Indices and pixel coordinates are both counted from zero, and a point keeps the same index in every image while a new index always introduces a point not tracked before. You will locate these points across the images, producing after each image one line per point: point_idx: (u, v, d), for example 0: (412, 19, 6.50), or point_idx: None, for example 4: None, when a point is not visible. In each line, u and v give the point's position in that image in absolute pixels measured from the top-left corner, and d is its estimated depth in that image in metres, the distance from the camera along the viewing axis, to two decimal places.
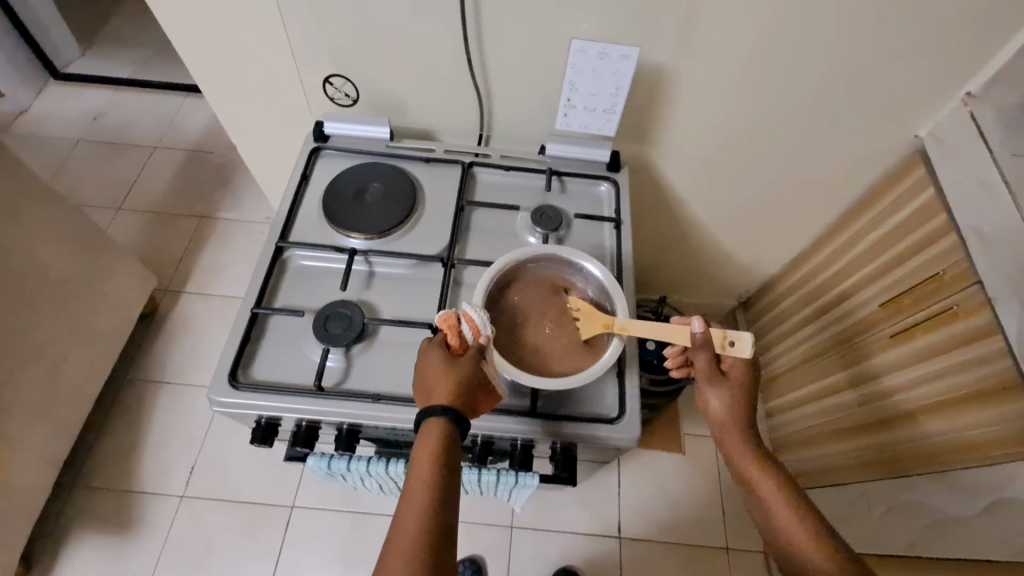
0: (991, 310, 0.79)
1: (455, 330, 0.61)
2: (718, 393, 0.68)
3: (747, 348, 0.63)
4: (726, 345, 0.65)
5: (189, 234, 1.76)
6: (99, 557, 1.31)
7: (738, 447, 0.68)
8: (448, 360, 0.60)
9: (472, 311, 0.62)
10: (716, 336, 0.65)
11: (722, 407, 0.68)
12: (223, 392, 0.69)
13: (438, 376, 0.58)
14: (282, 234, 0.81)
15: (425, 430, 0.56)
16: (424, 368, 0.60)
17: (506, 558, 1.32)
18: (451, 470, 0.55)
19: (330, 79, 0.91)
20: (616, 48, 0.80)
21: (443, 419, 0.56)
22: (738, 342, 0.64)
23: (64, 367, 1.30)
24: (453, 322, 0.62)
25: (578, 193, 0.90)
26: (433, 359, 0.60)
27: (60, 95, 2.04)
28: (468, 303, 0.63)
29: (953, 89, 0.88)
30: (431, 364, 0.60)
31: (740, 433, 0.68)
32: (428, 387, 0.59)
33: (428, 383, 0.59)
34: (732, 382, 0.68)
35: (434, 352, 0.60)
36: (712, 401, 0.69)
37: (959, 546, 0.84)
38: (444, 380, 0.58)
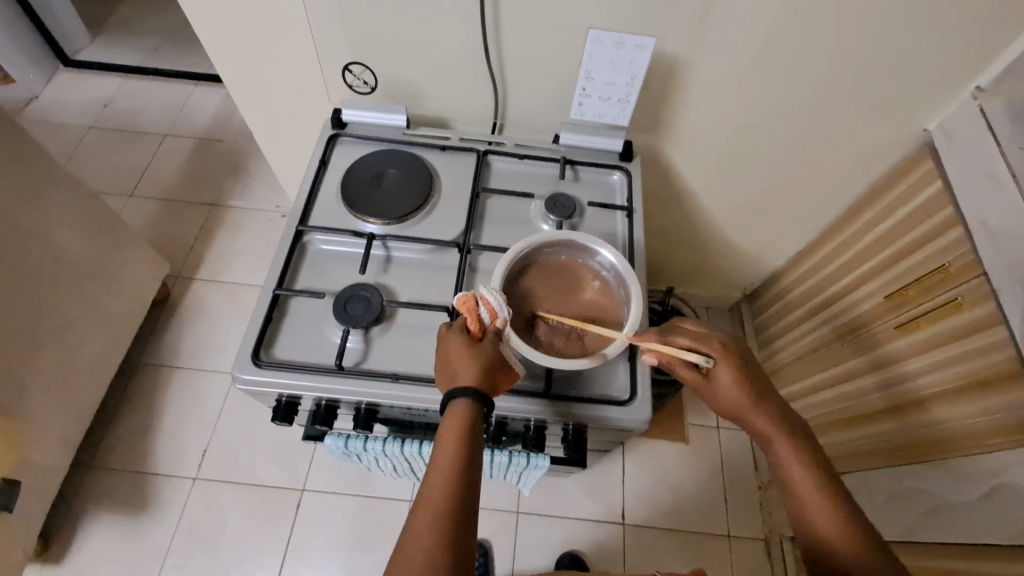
0: (994, 301, 0.81)
1: (473, 314, 0.62)
2: (729, 377, 0.65)
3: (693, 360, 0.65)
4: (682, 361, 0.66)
5: (200, 222, 1.78)
6: (113, 535, 1.34)
7: (767, 426, 0.65)
8: (470, 344, 0.61)
9: (490, 295, 0.63)
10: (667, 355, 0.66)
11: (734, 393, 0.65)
12: (246, 369, 0.71)
13: (462, 361, 0.60)
14: (301, 218, 0.83)
15: (450, 411, 0.58)
16: (445, 352, 0.62)
17: (513, 542, 1.34)
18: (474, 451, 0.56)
19: (348, 68, 0.92)
20: (633, 38, 0.81)
21: (469, 400, 0.58)
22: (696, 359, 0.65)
23: (80, 350, 1.33)
24: (471, 305, 0.62)
25: (591, 182, 0.92)
26: (454, 343, 0.61)
27: (71, 82, 2.05)
28: (486, 285, 0.64)
29: (963, 84, 0.89)
30: (454, 346, 0.61)
31: (764, 413, 0.65)
32: (454, 371, 0.60)
33: (454, 368, 0.60)
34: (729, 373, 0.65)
35: (455, 338, 0.62)
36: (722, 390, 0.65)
37: (958, 530, 0.86)
38: (470, 364, 0.60)
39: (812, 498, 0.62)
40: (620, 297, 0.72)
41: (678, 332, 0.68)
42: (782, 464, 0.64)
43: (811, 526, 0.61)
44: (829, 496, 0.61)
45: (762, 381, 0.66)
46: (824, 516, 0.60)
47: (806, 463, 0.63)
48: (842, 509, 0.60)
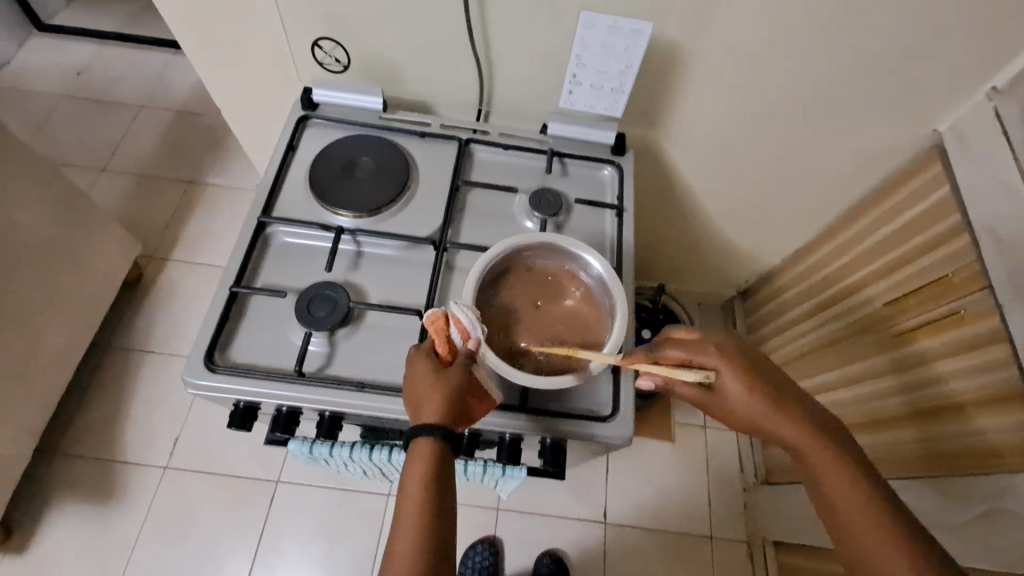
0: (999, 317, 0.77)
1: (442, 334, 0.58)
2: (736, 380, 0.58)
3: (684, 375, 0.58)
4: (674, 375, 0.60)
5: (176, 200, 1.70)
6: (81, 525, 1.30)
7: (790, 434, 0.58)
8: (437, 371, 0.56)
9: (461, 312, 0.58)
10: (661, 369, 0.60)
11: (742, 391, 0.58)
12: (199, 373, 0.66)
13: (425, 390, 0.55)
14: (265, 208, 0.77)
15: (414, 451, 0.53)
16: (411, 378, 0.57)
17: (492, 539, 1.32)
18: (444, 494, 0.52)
19: (319, 43, 0.85)
20: (629, 22, 0.75)
21: (432, 440, 0.53)
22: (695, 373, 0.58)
23: (44, 333, 1.26)
24: (440, 325, 0.58)
25: (580, 177, 0.86)
26: (421, 369, 0.56)
27: (42, 47, 1.95)
28: (456, 300, 0.59)
29: (978, 83, 0.84)
30: (419, 374, 0.56)
31: (778, 412, 0.58)
32: (417, 402, 0.55)
33: (418, 400, 0.55)
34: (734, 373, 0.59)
35: (422, 362, 0.57)
36: (730, 389, 0.59)
37: (945, 549, 0.83)
38: (433, 394, 0.55)
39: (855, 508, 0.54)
40: (604, 306, 0.67)
41: (667, 349, 0.61)
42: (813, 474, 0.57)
43: (853, 536, 0.54)
44: (863, 499, 0.55)
45: (769, 376, 0.59)
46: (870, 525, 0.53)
47: (845, 467, 0.56)
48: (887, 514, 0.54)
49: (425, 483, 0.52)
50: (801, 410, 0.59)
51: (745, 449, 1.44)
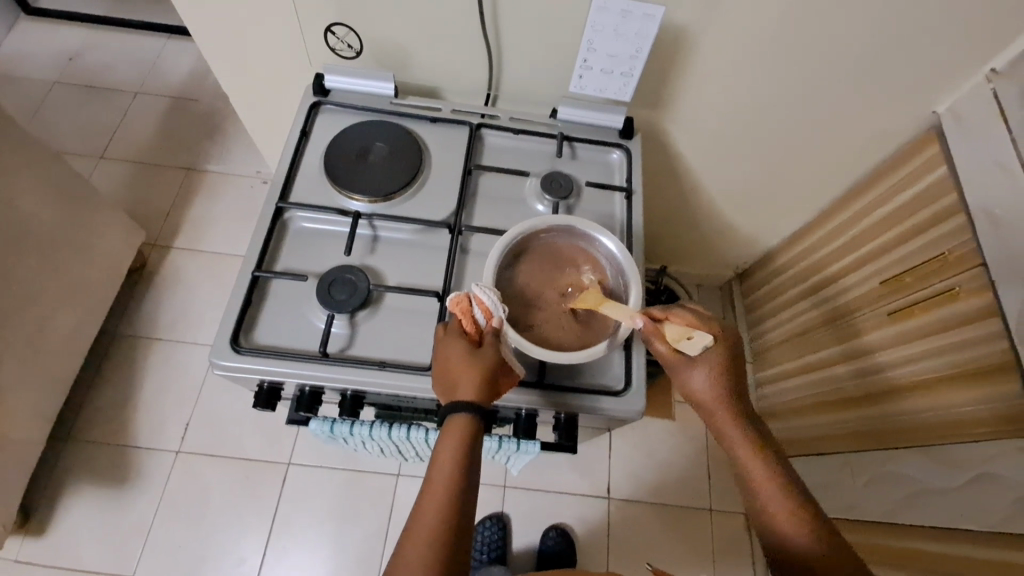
0: (992, 293, 0.80)
1: (468, 316, 0.60)
2: (705, 368, 0.61)
3: (696, 346, 0.59)
4: (681, 340, 0.60)
5: (176, 188, 1.70)
6: (96, 508, 1.32)
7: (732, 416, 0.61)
8: (468, 351, 0.59)
9: (484, 294, 0.59)
10: (673, 333, 0.60)
11: (705, 377, 0.61)
12: (224, 355, 0.68)
13: (461, 372, 0.58)
14: (282, 194, 0.78)
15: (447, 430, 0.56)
16: (445, 357, 0.59)
17: (500, 514, 1.36)
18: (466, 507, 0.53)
19: (331, 29, 0.85)
20: (640, 6, 0.75)
21: (463, 434, 0.55)
22: (697, 339, 0.59)
23: (53, 321, 1.27)
24: (465, 307, 0.60)
25: (589, 160, 0.88)
26: (453, 349, 0.59)
27: (33, 32, 1.91)
28: (480, 283, 0.60)
29: (978, 65, 0.86)
30: (453, 354, 0.59)
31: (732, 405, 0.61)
32: (453, 383, 0.58)
33: (454, 380, 0.58)
34: (710, 359, 0.61)
35: (453, 342, 0.60)
36: (694, 374, 0.61)
37: (935, 513, 0.88)
38: (468, 374, 0.57)
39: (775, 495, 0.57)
40: (618, 287, 0.69)
41: (677, 310, 0.62)
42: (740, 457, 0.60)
43: (774, 528, 0.57)
44: (790, 494, 0.58)
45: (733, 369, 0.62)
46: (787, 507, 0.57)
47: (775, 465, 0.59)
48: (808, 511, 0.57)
49: (449, 485, 0.53)
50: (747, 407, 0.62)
51: None
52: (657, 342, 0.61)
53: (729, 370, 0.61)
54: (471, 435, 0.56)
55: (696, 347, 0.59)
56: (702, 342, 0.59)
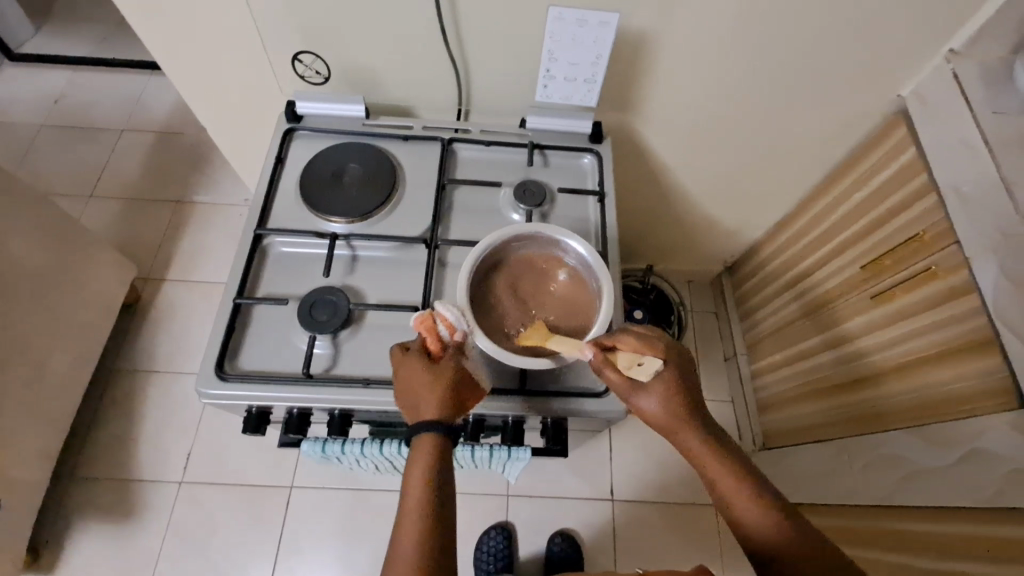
0: (968, 270, 0.81)
1: (432, 332, 0.61)
2: (656, 394, 0.60)
3: (651, 369, 0.60)
4: (634, 365, 0.60)
5: (166, 220, 1.72)
6: (103, 545, 1.33)
7: (688, 437, 0.60)
8: (431, 366, 0.60)
9: (447, 310, 0.62)
10: (626, 361, 0.61)
11: (657, 402, 0.60)
12: (210, 383, 0.69)
13: (424, 392, 0.59)
14: (260, 221, 0.80)
15: (417, 448, 0.57)
16: (406, 377, 0.60)
17: (505, 524, 1.36)
18: (443, 519, 0.55)
19: (299, 57, 0.87)
20: (595, 14, 0.77)
21: (433, 452, 0.56)
22: (647, 365, 0.60)
23: (49, 361, 1.28)
24: (430, 324, 0.61)
25: (561, 167, 0.89)
26: (415, 366, 0.60)
27: (18, 78, 1.95)
28: (442, 300, 0.63)
29: (936, 48, 0.87)
30: (415, 372, 0.60)
31: (687, 425, 0.60)
32: (417, 404, 0.59)
33: (419, 401, 0.59)
34: (660, 383, 0.60)
35: (415, 360, 0.60)
36: (646, 401, 0.60)
37: (926, 494, 0.87)
38: (432, 389, 0.58)
39: (743, 501, 0.58)
40: (592, 290, 0.70)
41: (622, 337, 0.62)
42: (705, 470, 0.60)
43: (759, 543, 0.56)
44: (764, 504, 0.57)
45: (683, 388, 0.61)
46: (761, 518, 0.57)
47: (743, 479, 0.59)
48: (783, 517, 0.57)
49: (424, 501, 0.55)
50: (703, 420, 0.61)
51: (742, 419, 1.48)
52: (608, 371, 0.60)
53: (678, 391, 0.60)
54: (440, 454, 0.57)
55: (649, 370, 0.60)
56: (653, 367, 0.60)
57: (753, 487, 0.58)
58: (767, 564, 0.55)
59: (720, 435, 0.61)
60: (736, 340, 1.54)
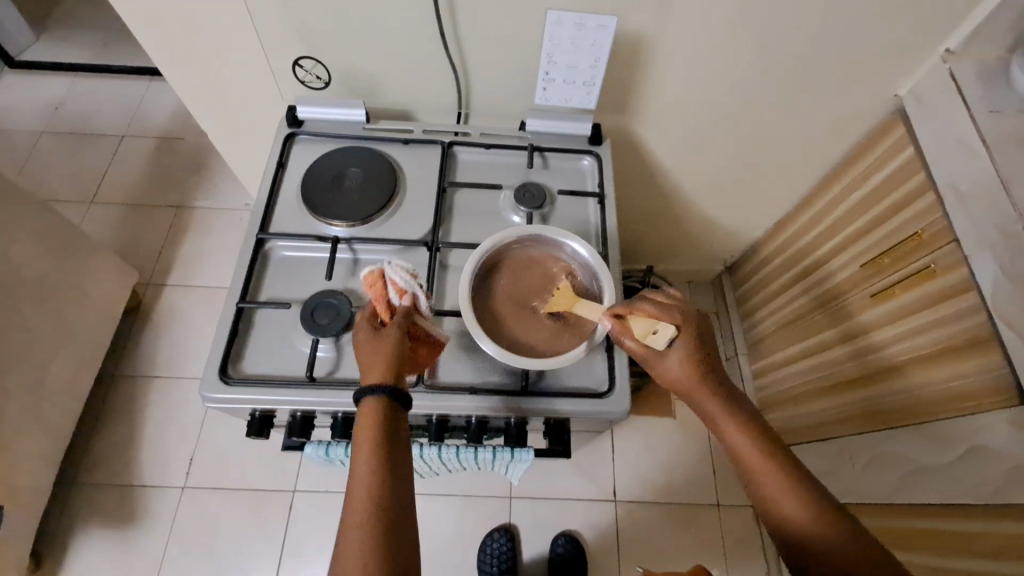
0: (965, 267, 0.81)
1: (380, 295, 0.64)
2: (675, 360, 0.61)
3: (666, 337, 0.61)
4: (649, 334, 0.62)
5: (167, 226, 1.72)
6: (106, 550, 1.33)
7: (709, 401, 0.61)
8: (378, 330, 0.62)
9: (397, 275, 0.64)
10: (642, 329, 0.62)
11: (675, 367, 0.61)
12: (214, 387, 0.69)
13: (369, 356, 0.61)
14: (262, 225, 0.80)
15: (362, 416, 0.57)
16: (357, 341, 0.62)
17: (508, 526, 1.36)
18: (398, 468, 0.55)
19: (299, 62, 0.88)
20: (593, 18, 0.78)
21: (381, 402, 0.57)
22: (663, 333, 0.61)
23: (52, 367, 1.29)
24: (378, 287, 0.64)
25: (561, 169, 0.90)
26: (365, 330, 0.62)
27: (18, 85, 1.95)
28: (390, 262, 0.65)
29: (932, 47, 0.88)
30: (364, 334, 0.62)
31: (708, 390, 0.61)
32: (364, 369, 0.60)
33: (365, 367, 0.60)
34: (679, 349, 0.61)
35: (364, 324, 0.63)
36: (665, 366, 0.62)
37: (931, 492, 0.88)
38: (377, 350, 0.60)
39: (761, 468, 0.58)
40: (592, 290, 0.71)
41: (639, 305, 0.64)
42: (724, 435, 0.61)
43: (774, 512, 0.56)
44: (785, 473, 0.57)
45: (703, 354, 0.62)
46: (778, 487, 0.57)
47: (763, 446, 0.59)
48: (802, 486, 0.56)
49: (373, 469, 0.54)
50: (725, 386, 0.62)
51: None
52: (626, 338, 0.63)
53: (698, 356, 0.61)
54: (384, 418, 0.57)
55: (663, 338, 0.61)
56: (667, 335, 0.61)
57: (773, 454, 0.58)
58: (783, 531, 0.55)
59: (744, 401, 0.62)
60: (737, 340, 1.54)
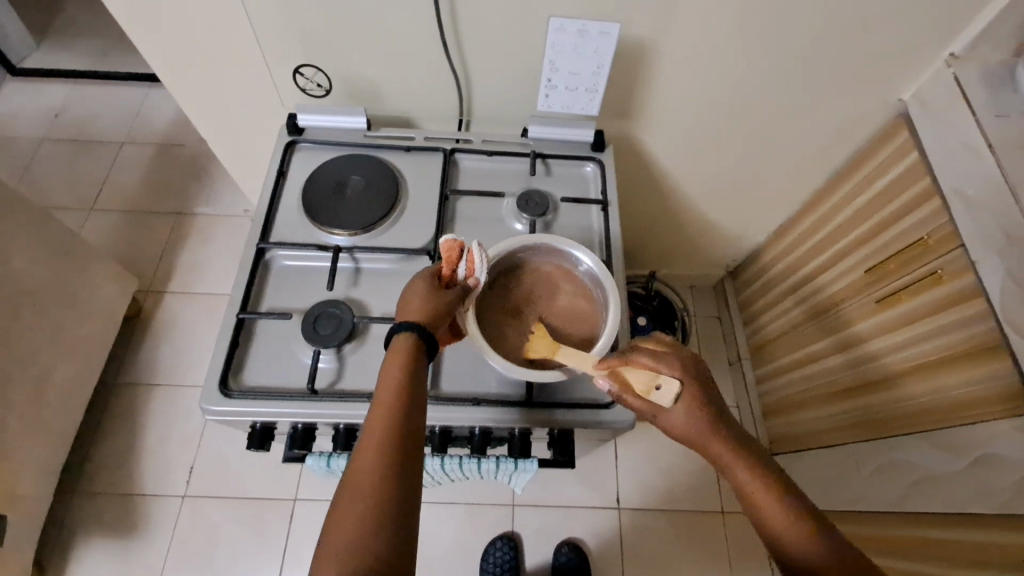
0: (973, 273, 0.80)
1: (451, 264, 0.63)
2: (681, 412, 0.57)
3: (671, 396, 0.57)
4: (652, 389, 0.58)
5: (167, 233, 1.72)
6: (106, 561, 1.31)
7: (719, 449, 0.57)
8: (435, 291, 0.62)
9: (477, 254, 0.64)
10: (642, 386, 0.59)
11: (682, 420, 0.58)
12: (215, 400, 0.68)
13: (419, 304, 0.61)
14: (263, 235, 0.80)
15: (393, 350, 0.58)
16: (413, 291, 0.62)
17: (511, 534, 1.35)
18: (416, 406, 0.55)
19: (300, 70, 0.87)
20: (596, 24, 0.78)
21: (412, 345, 0.58)
22: (665, 387, 0.58)
23: (52, 376, 1.28)
24: (453, 256, 0.63)
25: (564, 176, 0.89)
26: (424, 286, 0.62)
27: (18, 93, 1.95)
28: (476, 244, 0.64)
29: (937, 51, 0.87)
30: (422, 287, 0.62)
31: (717, 439, 0.57)
32: (404, 311, 0.61)
33: (406, 310, 0.61)
34: (684, 401, 0.57)
35: (425, 280, 0.63)
36: (671, 419, 0.58)
37: (941, 500, 0.87)
38: (424, 306, 0.61)
39: (782, 522, 0.53)
40: (597, 300, 0.70)
41: (636, 355, 0.60)
42: (739, 485, 0.56)
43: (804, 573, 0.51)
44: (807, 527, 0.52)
45: (707, 401, 0.58)
46: (803, 543, 0.52)
47: (781, 498, 0.54)
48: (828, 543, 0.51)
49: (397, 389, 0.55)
50: (734, 434, 0.58)
51: (748, 424, 1.47)
52: (629, 396, 0.60)
53: (702, 405, 0.58)
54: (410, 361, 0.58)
55: (667, 394, 0.58)
56: (671, 391, 0.57)
57: (793, 506, 0.54)
58: None
59: (756, 450, 0.58)
60: (740, 345, 1.53)
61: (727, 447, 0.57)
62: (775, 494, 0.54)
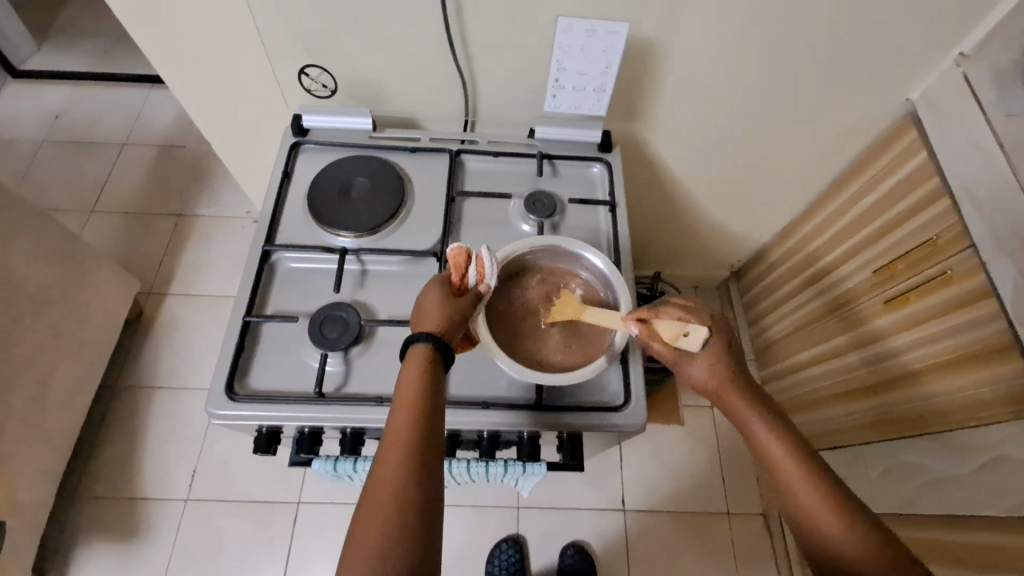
0: (984, 273, 0.80)
1: (461, 271, 0.63)
2: (703, 366, 0.60)
3: (699, 341, 0.59)
4: (680, 336, 0.59)
5: (168, 234, 1.71)
6: (108, 565, 1.31)
7: (738, 403, 0.59)
8: (447, 297, 0.61)
9: (485, 258, 0.63)
10: (671, 333, 0.60)
11: (704, 371, 0.60)
12: (220, 404, 0.67)
13: (432, 312, 0.60)
14: (268, 237, 0.79)
15: (412, 355, 0.57)
16: (425, 299, 0.61)
17: (516, 536, 1.34)
18: (436, 410, 0.55)
19: (305, 71, 0.87)
20: (604, 24, 0.77)
21: (429, 351, 0.57)
22: (692, 335, 0.59)
23: (53, 379, 1.27)
24: (462, 263, 0.63)
25: (571, 177, 0.89)
26: (435, 292, 0.61)
27: (18, 94, 1.94)
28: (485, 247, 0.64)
29: (946, 50, 0.87)
30: (433, 295, 0.61)
31: (737, 393, 0.59)
32: (420, 320, 0.60)
33: (420, 318, 0.60)
34: (708, 352, 0.60)
35: (436, 288, 0.62)
36: (692, 370, 0.61)
37: (954, 501, 0.86)
38: (438, 313, 0.60)
39: (794, 478, 0.55)
40: (608, 302, 0.70)
41: (662, 308, 0.61)
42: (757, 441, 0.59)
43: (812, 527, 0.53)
44: (821, 485, 0.54)
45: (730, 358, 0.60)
46: (811, 497, 0.54)
47: (799, 457, 0.56)
48: (840, 503, 0.53)
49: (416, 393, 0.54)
50: (757, 391, 0.60)
51: None
52: (655, 343, 0.61)
53: (725, 360, 0.60)
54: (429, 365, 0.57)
55: (696, 340, 0.59)
56: (699, 337, 0.59)
57: (808, 464, 0.56)
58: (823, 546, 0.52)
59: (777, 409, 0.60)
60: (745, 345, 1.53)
61: (749, 407, 0.59)
62: (793, 452, 0.56)
